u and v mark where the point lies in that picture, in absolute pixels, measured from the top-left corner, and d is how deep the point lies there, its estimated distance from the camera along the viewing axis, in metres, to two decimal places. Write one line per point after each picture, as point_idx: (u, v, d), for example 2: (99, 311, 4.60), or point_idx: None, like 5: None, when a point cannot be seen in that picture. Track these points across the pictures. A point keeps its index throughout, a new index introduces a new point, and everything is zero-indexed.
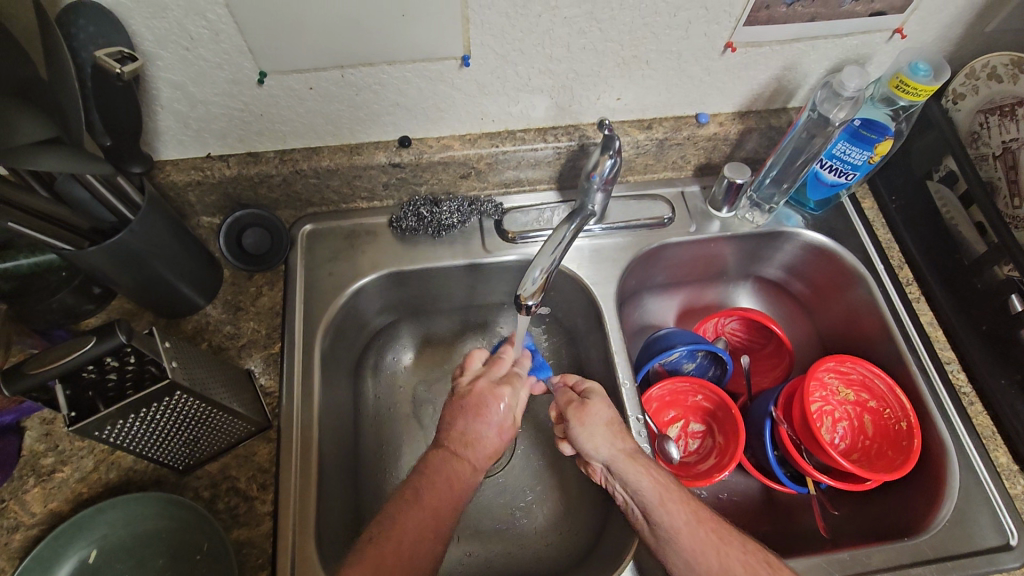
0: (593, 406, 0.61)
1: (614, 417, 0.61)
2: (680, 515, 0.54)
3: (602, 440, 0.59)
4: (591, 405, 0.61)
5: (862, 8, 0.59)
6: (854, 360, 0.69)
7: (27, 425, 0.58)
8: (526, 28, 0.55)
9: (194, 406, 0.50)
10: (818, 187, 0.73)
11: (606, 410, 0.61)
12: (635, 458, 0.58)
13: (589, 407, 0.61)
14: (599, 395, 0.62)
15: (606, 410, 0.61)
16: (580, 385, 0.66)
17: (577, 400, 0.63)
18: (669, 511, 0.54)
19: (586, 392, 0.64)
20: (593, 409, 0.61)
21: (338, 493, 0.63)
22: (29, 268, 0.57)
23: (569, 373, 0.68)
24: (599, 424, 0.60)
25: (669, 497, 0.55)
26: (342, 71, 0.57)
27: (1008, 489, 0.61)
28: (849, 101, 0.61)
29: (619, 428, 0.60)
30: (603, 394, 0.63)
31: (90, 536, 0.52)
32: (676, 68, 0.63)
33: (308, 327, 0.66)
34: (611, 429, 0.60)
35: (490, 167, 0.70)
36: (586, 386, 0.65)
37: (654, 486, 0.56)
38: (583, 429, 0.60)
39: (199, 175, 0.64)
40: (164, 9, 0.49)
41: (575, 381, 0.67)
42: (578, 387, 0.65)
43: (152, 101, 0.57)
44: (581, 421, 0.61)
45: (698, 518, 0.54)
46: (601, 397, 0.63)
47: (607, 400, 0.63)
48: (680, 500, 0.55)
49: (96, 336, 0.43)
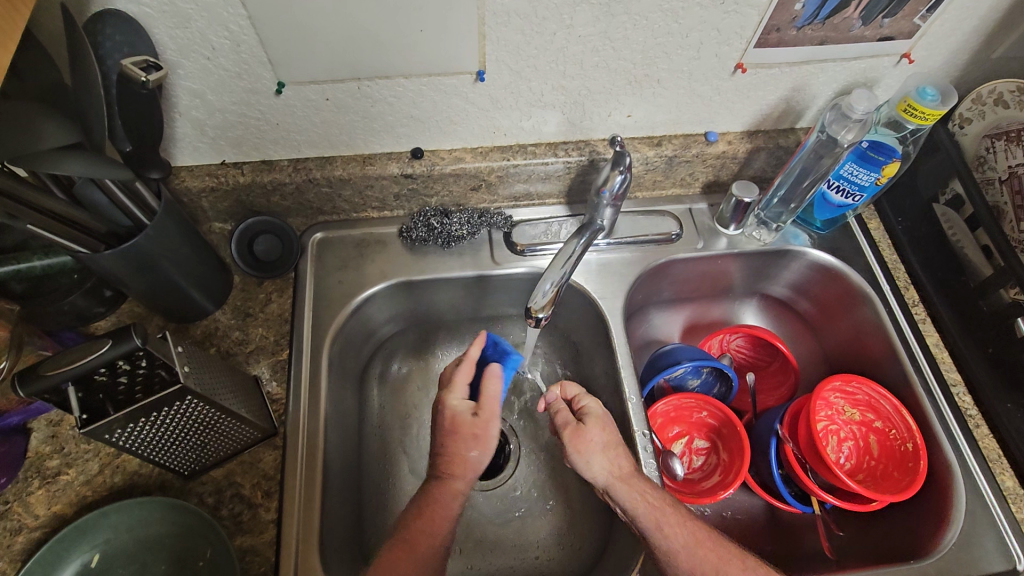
0: (588, 431, 0.60)
1: (610, 439, 0.60)
2: (679, 538, 0.54)
3: (600, 464, 0.59)
4: (586, 430, 0.61)
5: (871, 33, 0.60)
6: (860, 381, 0.69)
7: (34, 426, 0.58)
8: (541, 45, 0.56)
9: (202, 410, 0.51)
10: (824, 208, 0.73)
11: (601, 434, 0.60)
12: (630, 481, 0.57)
13: (584, 432, 0.61)
14: (594, 418, 0.61)
15: (601, 434, 0.60)
16: (577, 402, 0.65)
17: (572, 424, 0.62)
18: (667, 535, 0.54)
19: (582, 413, 0.63)
20: (588, 434, 0.60)
21: (341, 504, 0.62)
22: (42, 270, 0.58)
23: (565, 384, 0.67)
24: (596, 449, 0.59)
25: (664, 520, 0.55)
26: (359, 83, 0.58)
27: (1014, 513, 0.61)
28: (857, 124, 0.62)
29: (616, 451, 0.59)
30: (598, 413, 0.62)
31: (94, 540, 0.52)
32: (686, 87, 0.64)
33: (316, 335, 0.67)
34: (608, 454, 0.59)
35: (500, 180, 0.71)
36: (583, 405, 0.64)
37: (649, 511, 0.55)
38: (579, 455, 0.60)
39: (213, 182, 0.65)
40: (187, 19, 0.50)
41: (571, 394, 0.66)
42: (574, 401, 0.65)
43: (171, 108, 0.58)
44: (577, 448, 0.60)
45: (697, 540, 0.54)
46: (596, 419, 0.62)
47: (603, 420, 0.62)
48: (677, 523, 0.55)
49: (111, 340, 0.44)
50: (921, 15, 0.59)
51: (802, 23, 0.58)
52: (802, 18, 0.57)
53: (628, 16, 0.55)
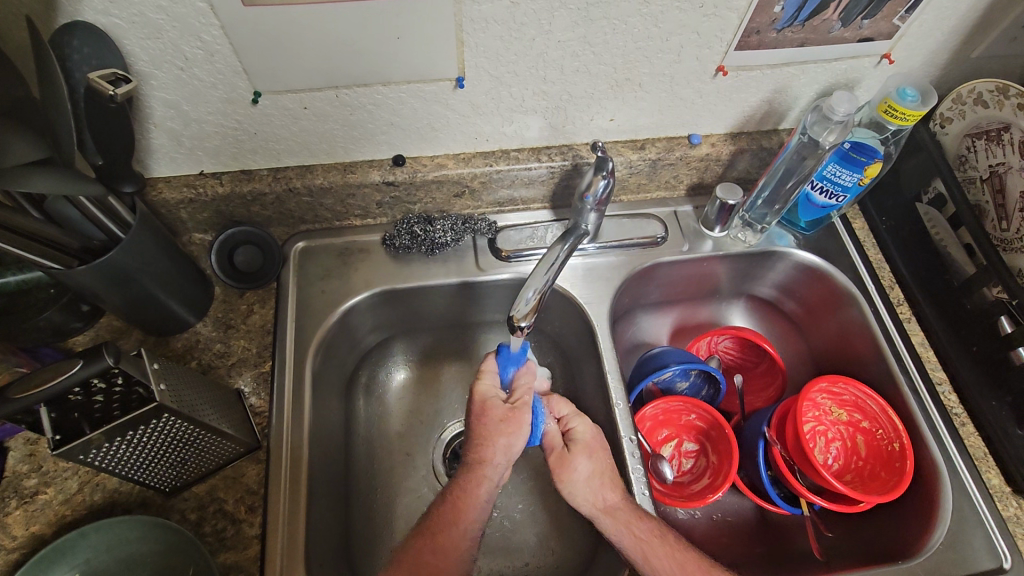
0: (574, 459, 0.62)
1: (597, 467, 0.61)
2: (666, 570, 0.55)
3: (584, 493, 0.60)
4: (571, 459, 0.62)
5: (850, 34, 0.60)
6: (847, 381, 0.69)
7: (11, 445, 0.57)
8: (520, 51, 0.56)
9: (182, 428, 0.50)
10: (809, 209, 0.73)
11: (586, 462, 0.61)
12: (615, 514, 0.58)
13: (569, 460, 0.62)
14: (581, 446, 0.62)
15: (586, 462, 0.61)
16: (565, 423, 0.65)
17: (561, 449, 0.63)
18: (654, 567, 0.55)
19: (570, 438, 0.63)
20: (574, 463, 0.61)
21: (328, 517, 0.62)
22: (17, 285, 0.57)
23: (554, 398, 0.67)
24: (580, 478, 0.60)
25: (652, 553, 0.55)
26: (337, 91, 0.57)
27: (1000, 510, 0.61)
28: (838, 126, 0.62)
29: (601, 480, 0.60)
30: (584, 440, 0.63)
31: (74, 560, 0.50)
32: (669, 90, 0.64)
33: (299, 347, 0.66)
34: (592, 484, 0.60)
35: (484, 186, 0.71)
36: (571, 429, 0.64)
37: (636, 543, 0.56)
38: (564, 484, 0.61)
39: (191, 193, 0.64)
40: (159, 30, 0.49)
41: (560, 412, 0.65)
42: (562, 422, 0.65)
43: (146, 119, 0.57)
44: (562, 477, 0.61)
45: (684, 571, 0.55)
46: (583, 447, 0.62)
47: (588, 447, 0.62)
48: (664, 554, 0.55)
49: (83, 359, 0.43)
50: (901, 16, 0.59)
51: (781, 26, 0.57)
52: (782, 20, 0.57)
53: (607, 21, 0.54)
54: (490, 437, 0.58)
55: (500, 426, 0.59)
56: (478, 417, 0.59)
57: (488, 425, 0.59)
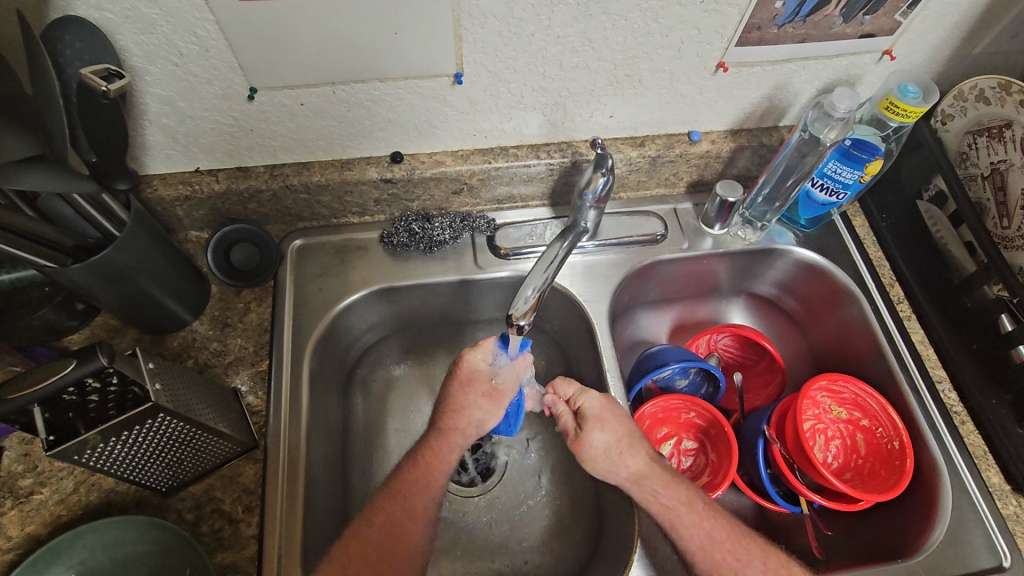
0: (588, 435, 0.61)
1: (614, 437, 0.61)
2: (695, 539, 0.55)
3: (608, 466, 0.60)
4: (586, 437, 0.61)
5: (852, 30, 0.59)
6: (847, 379, 0.68)
7: (5, 445, 0.57)
8: (519, 46, 0.55)
9: (178, 428, 0.49)
10: (809, 206, 0.72)
11: (601, 436, 0.61)
12: (641, 484, 0.58)
13: (584, 438, 0.61)
14: (591, 422, 0.61)
15: (602, 436, 0.61)
16: (574, 401, 0.64)
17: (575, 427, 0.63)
18: (682, 537, 0.56)
19: (581, 414, 0.62)
20: (589, 439, 0.61)
21: (325, 517, 0.61)
22: (10, 283, 0.57)
23: (557, 382, 0.66)
24: (599, 452, 0.61)
25: (679, 521, 0.56)
26: (333, 87, 0.56)
27: (999, 509, 0.61)
28: (840, 123, 0.62)
29: (621, 450, 0.60)
30: (596, 414, 0.62)
31: (68, 561, 0.50)
32: (669, 86, 0.63)
33: (296, 345, 0.66)
34: (613, 456, 0.60)
35: (482, 183, 0.70)
36: (580, 406, 0.63)
37: (663, 511, 0.57)
38: (587, 462, 0.61)
39: (187, 190, 0.63)
40: (153, 25, 0.48)
41: (567, 393, 0.65)
42: (572, 403, 0.64)
43: (140, 115, 0.56)
44: (581, 455, 0.62)
45: (713, 540, 0.55)
46: (594, 422, 0.61)
47: (601, 421, 0.61)
48: (691, 523, 0.56)
49: (77, 358, 0.43)
50: (902, 12, 0.58)
51: (782, 22, 0.57)
52: (783, 16, 0.56)
53: (607, 16, 0.54)
54: (467, 406, 0.61)
55: (478, 397, 0.62)
56: (461, 385, 0.62)
57: (467, 394, 0.62)
